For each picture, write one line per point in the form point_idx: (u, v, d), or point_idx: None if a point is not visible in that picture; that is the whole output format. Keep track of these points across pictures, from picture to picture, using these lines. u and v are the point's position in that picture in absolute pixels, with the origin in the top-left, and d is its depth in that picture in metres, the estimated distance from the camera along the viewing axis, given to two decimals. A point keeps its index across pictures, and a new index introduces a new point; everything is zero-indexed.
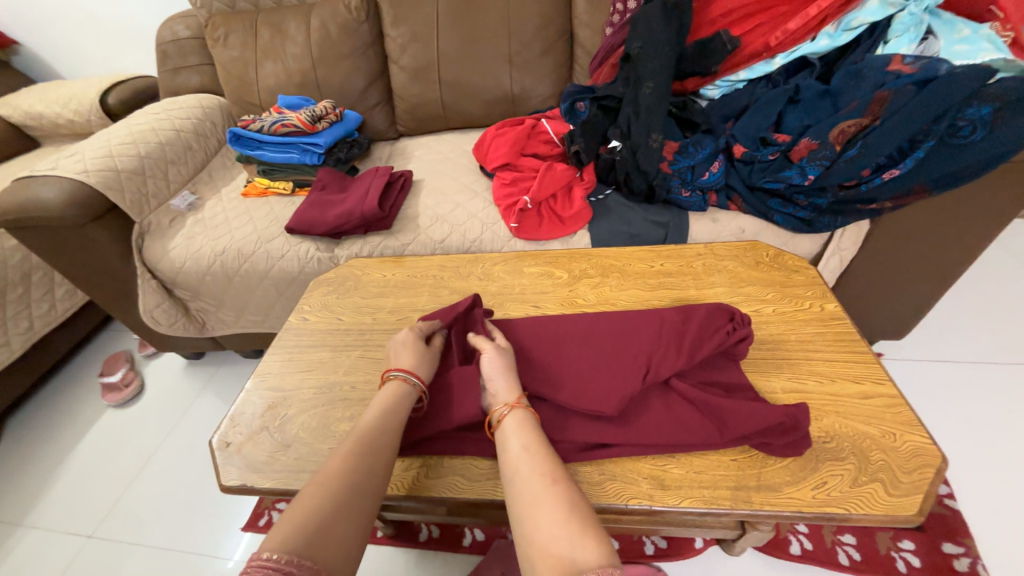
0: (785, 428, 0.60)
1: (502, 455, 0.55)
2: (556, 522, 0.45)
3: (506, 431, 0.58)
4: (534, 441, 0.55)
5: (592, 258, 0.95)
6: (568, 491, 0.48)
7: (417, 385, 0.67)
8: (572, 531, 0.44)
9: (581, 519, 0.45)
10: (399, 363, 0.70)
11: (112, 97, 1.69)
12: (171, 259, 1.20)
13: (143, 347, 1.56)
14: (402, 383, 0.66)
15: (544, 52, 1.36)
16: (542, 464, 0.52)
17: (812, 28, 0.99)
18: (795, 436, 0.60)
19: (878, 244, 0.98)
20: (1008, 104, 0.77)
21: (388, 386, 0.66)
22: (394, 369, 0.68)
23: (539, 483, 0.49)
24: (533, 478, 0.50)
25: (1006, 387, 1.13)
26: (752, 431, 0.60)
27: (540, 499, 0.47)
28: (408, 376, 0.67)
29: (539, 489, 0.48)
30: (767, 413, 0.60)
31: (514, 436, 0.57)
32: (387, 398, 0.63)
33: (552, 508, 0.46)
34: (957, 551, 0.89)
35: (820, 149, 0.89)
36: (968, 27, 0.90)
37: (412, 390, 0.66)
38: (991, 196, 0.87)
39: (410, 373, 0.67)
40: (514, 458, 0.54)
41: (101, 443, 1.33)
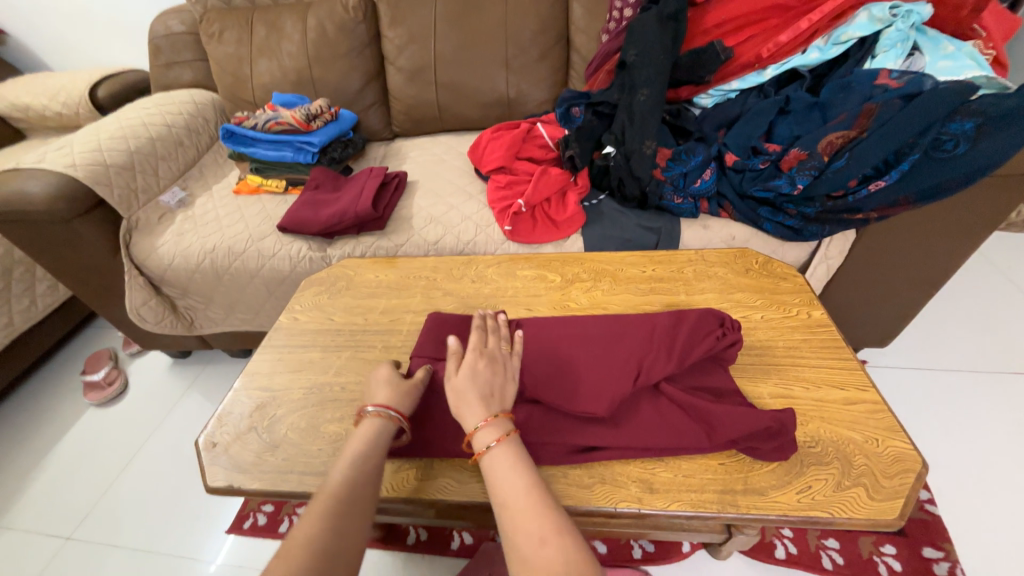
0: (773, 433, 0.61)
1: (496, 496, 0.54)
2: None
3: (496, 471, 0.55)
4: (527, 485, 0.53)
5: (585, 263, 0.96)
6: (563, 547, 0.47)
7: (395, 416, 0.64)
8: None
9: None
10: (373, 398, 0.67)
11: (102, 90, 1.67)
12: (160, 255, 1.18)
13: (127, 345, 1.53)
14: (378, 418, 0.63)
15: (540, 57, 1.38)
16: (533, 516, 0.50)
17: (803, 41, 1.01)
18: (781, 441, 0.61)
19: (863, 253, 1.00)
20: (989, 120, 0.79)
21: (361, 430, 0.62)
22: (367, 406, 0.65)
23: (529, 543, 0.48)
24: (524, 534, 0.49)
25: (984, 394, 1.16)
26: (738, 436, 0.60)
27: (533, 564, 0.46)
28: (382, 408, 0.64)
29: (529, 551, 0.47)
30: (756, 418, 0.60)
31: (505, 482, 0.54)
32: (362, 438, 0.61)
33: (549, 574, 0.45)
34: (937, 555, 0.91)
35: (809, 159, 0.90)
36: (952, 45, 0.93)
37: (390, 423, 0.64)
38: (970, 207, 0.89)
39: (385, 407, 0.64)
40: (504, 502, 0.53)
41: (81, 443, 1.30)
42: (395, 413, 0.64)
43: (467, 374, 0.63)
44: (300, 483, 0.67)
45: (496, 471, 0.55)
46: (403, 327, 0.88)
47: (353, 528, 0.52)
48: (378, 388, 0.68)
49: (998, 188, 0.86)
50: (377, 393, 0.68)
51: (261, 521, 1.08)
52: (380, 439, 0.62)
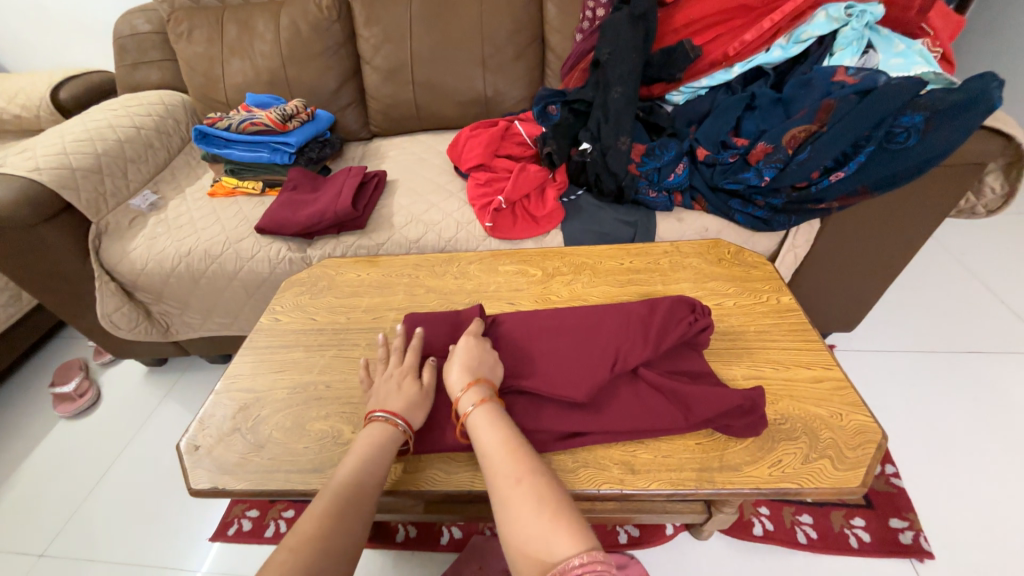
0: (744, 411, 0.64)
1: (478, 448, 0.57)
2: (531, 519, 0.47)
3: (476, 427, 0.59)
4: (503, 436, 0.57)
5: (565, 257, 0.98)
6: (537, 484, 0.51)
7: (402, 425, 0.64)
8: (547, 528, 0.46)
9: (555, 510, 0.48)
10: (380, 406, 0.67)
11: (64, 91, 1.61)
12: (132, 260, 1.16)
13: (99, 354, 1.49)
14: (388, 428, 0.63)
15: (516, 57, 1.39)
16: (510, 462, 0.54)
17: (766, 40, 1.05)
18: (751, 418, 0.64)
19: (829, 241, 1.05)
20: (937, 113, 0.84)
21: (366, 433, 0.63)
22: (376, 411, 0.65)
23: (507, 485, 0.51)
24: (502, 477, 0.52)
25: (942, 372, 1.23)
26: (713, 414, 0.63)
27: (512, 502, 0.50)
28: (393, 416, 0.64)
29: (508, 493, 0.51)
30: (726, 397, 0.64)
31: (484, 436, 0.58)
32: (367, 444, 0.61)
33: (526, 508, 0.48)
34: (902, 525, 0.96)
35: (775, 152, 0.95)
36: (903, 43, 0.98)
37: (399, 435, 0.64)
38: (924, 196, 0.95)
39: (396, 416, 0.64)
40: (485, 453, 0.56)
41: (53, 457, 1.25)
42: (404, 424, 0.64)
43: (461, 350, 0.69)
44: (287, 481, 0.67)
45: (475, 428, 0.59)
46: (386, 324, 0.88)
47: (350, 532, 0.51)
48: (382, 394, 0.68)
49: (948, 177, 0.91)
50: (381, 401, 0.67)
51: (246, 526, 1.07)
52: (386, 447, 0.62)
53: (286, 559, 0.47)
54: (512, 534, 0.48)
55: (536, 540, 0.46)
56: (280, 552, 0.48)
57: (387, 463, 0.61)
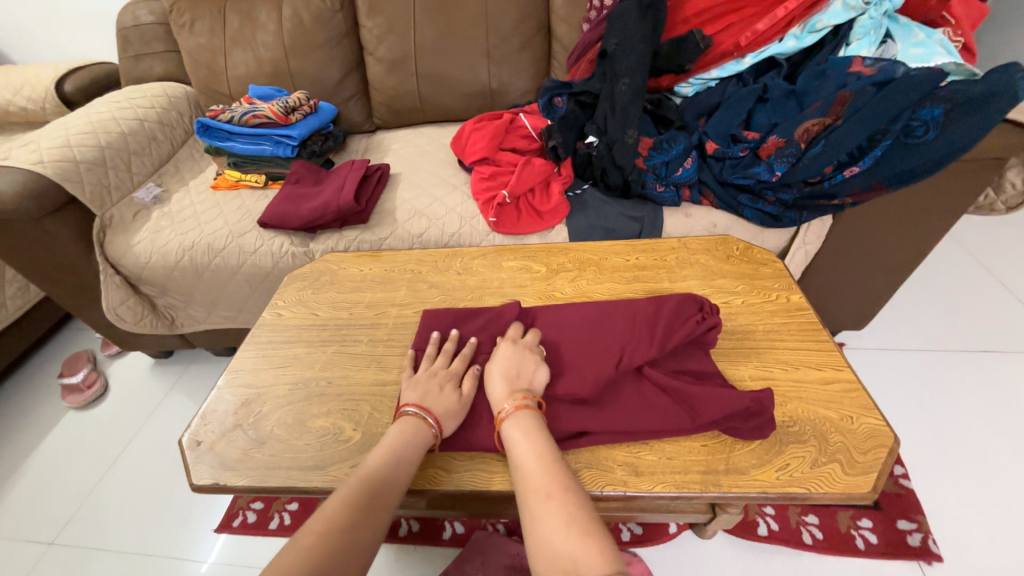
0: (752, 413, 0.63)
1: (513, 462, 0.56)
2: (560, 534, 0.46)
3: (511, 438, 0.58)
4: (539, 449, 0.56)
5: (570, 253, 0.96)
6: (568, 502, 0.49)
7: (431, 421, 0.64)
8: (575, 544, 0.44)
9: (585, 528, 0.46)
10: (408, 399, 0.67)
11: (69, 83, 1.60)
12: (136, 254, 1.16)
13: (106, 346, 1.50)
14: (416, 421, 0.63)
15: (522, 47, 1.37)
16: (542, 475, 0.52)
17: (781, 29, 1.01)
18: (760, 420, 0.63)
19: (840, 238, 1.02)
20: (958, 106, 0.81)
21: (395, 425, 0.63)
22: (408, 404, 0.65)
23: (537, 499, 0.50)
24: (533, 489, 0.51)
25: (955, 372, 1.21)
26: (720, 416, 0.62)
27: (541, 514, 0.48)
28: (423, 410, 0.64)
29: (537, 506, 0.49)
30: (735, 399, 0.62)
31: (519, 448, 0.57)
32: (398, 435, 0.62)
33: (554, 523, 0.47)
34: (910, 527, 0.95)
35: (787, 146, 0.92)
36: (923, 32, 0.95)
37: (428, 436, 0.63)
38: (942, 192, 0.92)
39: (425, 410, 0.65)
40: (519, 466, 0.55)
41: (61, 448, 1.27)
42: (431, 417, 0.64)
43: (502, 356, 0.68)
44: (288, 478, 0.67)
45: (511, 440, 0.58)
46: (388, 320, 0.87)
47: (349, 533, 0.50)
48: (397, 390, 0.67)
49: (967, 173, 0.89)
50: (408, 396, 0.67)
51: (250, 519, 1.07)
52: (413, 441, 0.61)
53: (315, 542, 0.47)
54: (537, 548, 0.46)
55: (563, 556, 0.44)
56: (307, 535, 0.48)
57: (414, 458, 0.60)
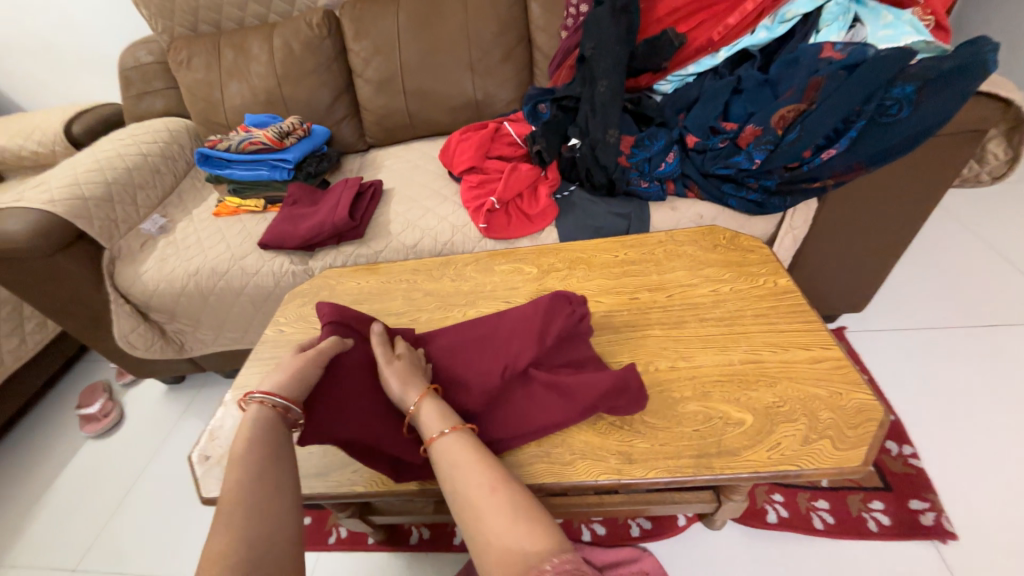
0: (620, 390, 0.66)
1: (445, 468, 0.55)
2: (507, 530, 0.46)
3: (438, 445, 0.57)
4: (470, 447, 0.56)
5: (560, 252, 0.98)
6: (509, 492, 0.50)
7: (282, 403, 0.59)
8: (521, 531, 0.46)
9: (530, 517, 0.47)
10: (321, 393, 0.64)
11: (77, 125, 1.68)
12: (144, 282, 1.20)
13: (121, 375, 1.54)
14: (264, 407, 0.58)
15: (504, 58, 1.40)
16: (478, 472, 0.52)
17: (750, 23, 1.05)
18: (629, 395, 0.66)
19: (827, 220, 1.03)
20: (928, 82, 0.82)
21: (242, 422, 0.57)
22: (252, 391, 0.59)
23: (480, 494, 0.50)
24: (472, 487, 0.51)
25: (959, 347, 1.19)
26: (596, 398, 0.65)
27: (485, 509, 0.49)
28: (268, 396, 0.58)
29: (481, 503, 0.49)
30: (602, 378, 0.66)
31: (451, 448, 0.56)
32: (247, 431, 0.55)
33: (497, 515, 0.47)
34: (924, 506, 0.93)
35: (764, 134, 0.94)
36: (891, 13, 0.96)
37: (280, 411, 0.59)
38: (923, 166, 0.92)
39: (271, 394, 0.59)
40: (453, 464, 0.54)
41: (82, 476, 1.30)
42: (280, 400, 0.58)
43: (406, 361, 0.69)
44: None
45: (439, 448, 0.57)
46: None
47: None
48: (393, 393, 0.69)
49: (946, 146, 0.89)
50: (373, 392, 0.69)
51: None
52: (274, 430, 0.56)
53: None
54: (486, 543, 0.46)
55: (512, 546, 0.45)
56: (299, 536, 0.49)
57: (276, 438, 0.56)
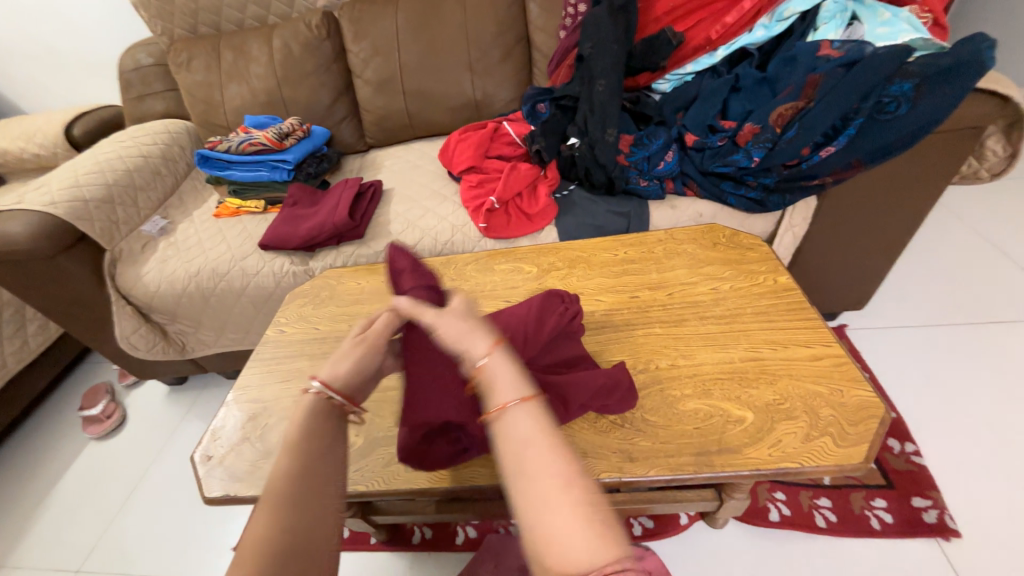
0: (610, 388, 0.66)
1: (507, 438, 0.39)
2: (583, 552, 0.33)
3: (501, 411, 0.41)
4: (542, 423, 0.40)
5: (561, 252, 0.98)
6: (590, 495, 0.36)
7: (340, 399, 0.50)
8: (595, 541, 0.34)
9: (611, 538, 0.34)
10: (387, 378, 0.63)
11: (78, 128, 1.68)
12: (146, 284, 1.21)
13: (123, 377, 1.55)
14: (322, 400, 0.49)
15: (502, 58, 1.41)
16: (545, 459, 0.37)
17: (749, 21, 1.05)
18: (619, 393, 0.66)
19: (827, 218, 1.03)
20: (926, 79, 0.82)
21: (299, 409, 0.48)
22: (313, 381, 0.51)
23: (552, 488, 0.36)
24: (538, 475, 0.37)
25: (960, 344, 1.19)
26: (587, 398, 0.64)
27: (554, 509, 0.35)
28: (326, 389, 0.50)
29: (553, 501, 0.35)
30: (593, 377, 0.65)
31: (519, 423, 0.40)
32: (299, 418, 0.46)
33: (570, 518, 0.35)
34: (925, 504, 0.94)
35: (762, 132, 0.94)
36: (889, 11, 0.97)
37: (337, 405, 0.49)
38: (923, 164, 0.92)
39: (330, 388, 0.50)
40: (518, 439, 0.39)
41: (85, 477, 1.31)
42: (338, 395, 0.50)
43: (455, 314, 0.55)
44: None
45: (507, 418, 0.40)
46: None
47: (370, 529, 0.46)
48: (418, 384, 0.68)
49: (946, 143, 0.89)
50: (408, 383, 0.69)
51: None
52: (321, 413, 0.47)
53: None
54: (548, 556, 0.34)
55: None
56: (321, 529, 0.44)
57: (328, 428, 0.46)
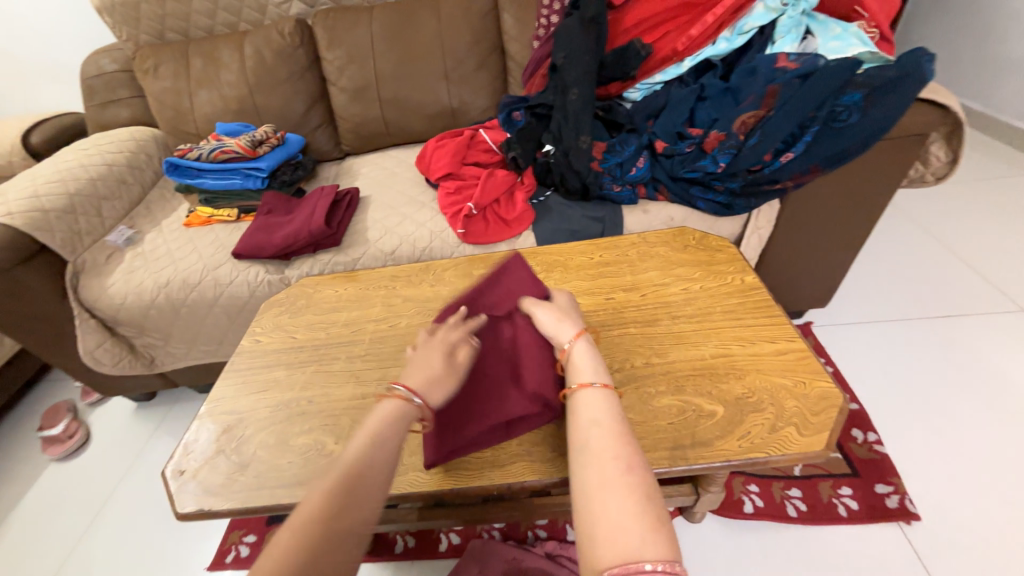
0: None
1: (585, 424, 0.53)
2: (630, 520, 0.42)
3: (583, 403, 0.55)
4: (613, 414, 0.53)
5: (538, 256, 1.00)
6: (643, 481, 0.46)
7: (422, 403, 0.59)
8: (640, 522, 0.42)
9: (654, 517, 0.43)
10: (405, 378, 0.62)
11: (36, 135, 1.61)
12: (111, 295, 1.16)
13: (86, 395, 1.48)
14: (404, 402, 0.57)
15: (478, 67, 1.43)
16: (616, 442, 0.49)
17: (711, 34, 1.10)
18: None
19: (789, 220, 1.08)
20: (874, 90, 0.88)
21: (385, 404, 0.57)
22: (397, 383, 0.60)
23: (613, 469, 0.47)
24: (607, 454, 0.48)
25: (915, 338, 1.27)
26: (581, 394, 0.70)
27: (613, 483, 0.45)
28: (411, 391, 0.59)
29: (610, 475, 0.46)
30: None
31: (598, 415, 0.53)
32: (383, 416, 0.55)
33: (624, 495, 0.44)
34: (888, 490, 0.99)
35: (727, 139, 0.99)
36: (839, 26, 1.03)
37: (416, 410, 0.58)
38: (875, 168, 0.98)
39: (414, 392, 0.59)
40: (593, 425, 0.52)
41: (45, 501, 1.24)
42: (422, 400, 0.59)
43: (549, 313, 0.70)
44: (273, 496, 0.68)
45: (585, 400, 0.56)
46: (365, 336, 0.89)
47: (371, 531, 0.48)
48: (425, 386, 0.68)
49: (895, 148, 0.95)
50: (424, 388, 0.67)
51: (244, 552, 1.07)
52: (398, 419, 0.56)
53: None
54: (592, 514, 0.44)
55: (627, 537, 0.41)
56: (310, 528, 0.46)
57: (400, 437, 0.54)
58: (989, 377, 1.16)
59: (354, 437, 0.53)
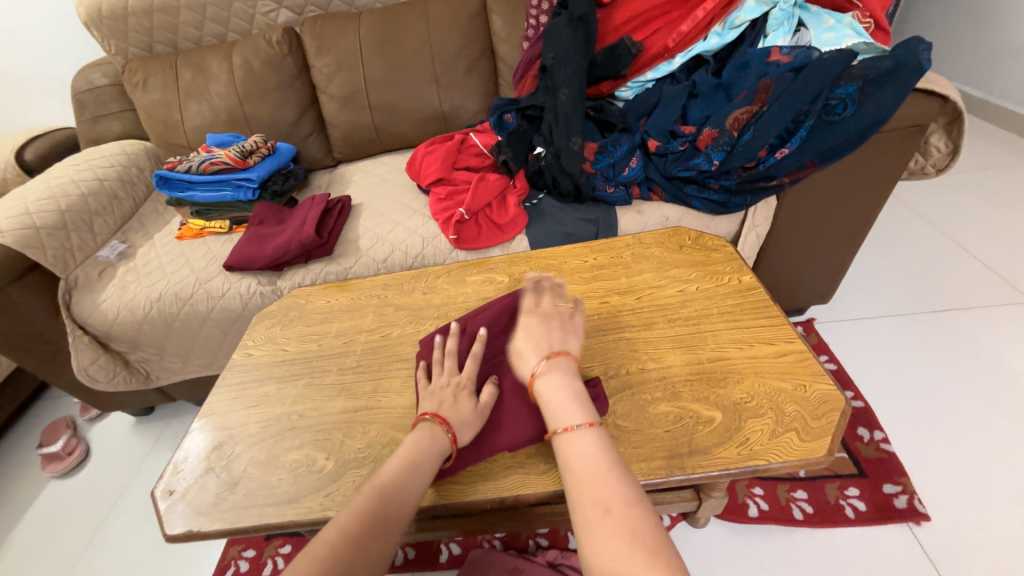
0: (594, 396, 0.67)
1: (566, 472, 0.53)
2: (623, 563, 0.42)
3: (563, 446, 0.55)
4: (595, 452, 0.53)
5: (532, 260, 0.99)
6: (628, 515, 0.46)
7: (450, 434, 0.63)
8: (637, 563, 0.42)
9: (649, 551, 0.42)
10: (427, 406, 0.67)
11: (29, 152, 1.61)
12: (104, 311, 1.16)
13: (85, 410, 1.47)
14: (436, 430, 0.63)
15: (468, 70, 1.41)
16: (599, 484, 0.49)
17: (702, 29, 1.08)
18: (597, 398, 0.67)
19: (788, 216, 1.06)
20: (869, 81, 0.86)
21: (413, 434, 0.63)
22: (426, 412, 0.65)
23: (595, 514, 0.46)
24: (590, 501, 0.48)
25: (921, 333, 1.24)
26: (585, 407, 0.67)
27: (599, 532, 0.45)
28: (437, 419, 0.64)
29: (595, 521, 0.46)
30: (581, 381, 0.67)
31: (576, 457, 0.53)
32: (413, 444, 0.61)
33: (612, 539, 0.44)
34: (896, 490, 0.96)
35: (720, 136, 0.97)
36: (833, 18, 1.01)
37: (445, 444, 0.63)
38: (871, 161, 0.96)
39: (444, 421, 0.64)
40: (572, 470, 0.52)
41: (44, 519, 1.23)
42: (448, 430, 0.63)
43: (529, 338, 0.68)
44: (263, 515, 0.67)
45: (565, 442, 0.55)
46: (356, 347, 0.88)
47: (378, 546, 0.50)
48: (422, 399, 0.68)
49: (892, 141, 0.93)
50: (425, 404, 0.67)
51: (243, 567, 1.06)
52: (427, 449, 0.61)
53: (325, 553, 0.47)
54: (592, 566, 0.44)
55: None
56: (319, 546, 0.48)
57: (432, 469, 0.60)
58: (999, 372, 1.13)
59: (389, 462, 0.59)
